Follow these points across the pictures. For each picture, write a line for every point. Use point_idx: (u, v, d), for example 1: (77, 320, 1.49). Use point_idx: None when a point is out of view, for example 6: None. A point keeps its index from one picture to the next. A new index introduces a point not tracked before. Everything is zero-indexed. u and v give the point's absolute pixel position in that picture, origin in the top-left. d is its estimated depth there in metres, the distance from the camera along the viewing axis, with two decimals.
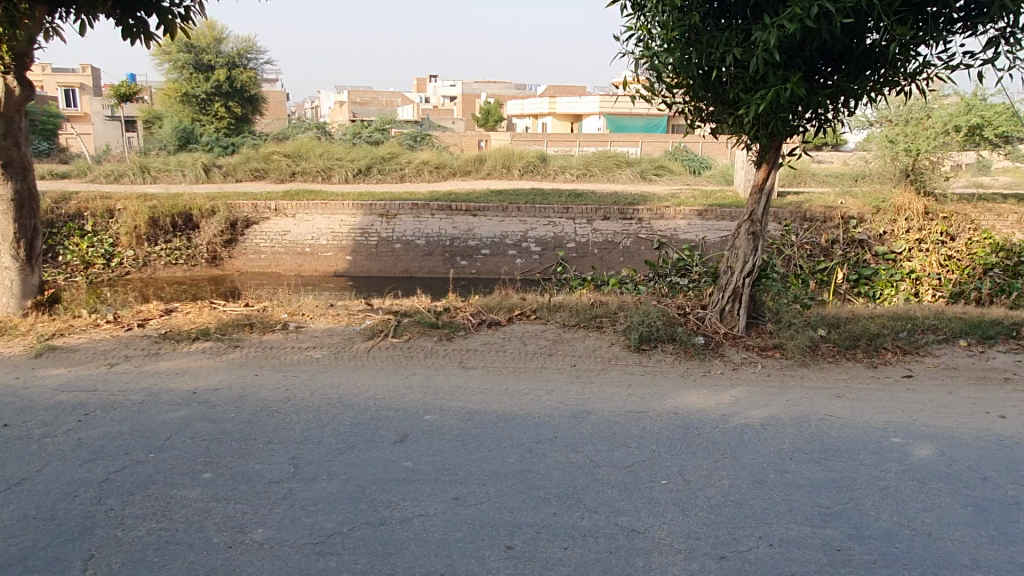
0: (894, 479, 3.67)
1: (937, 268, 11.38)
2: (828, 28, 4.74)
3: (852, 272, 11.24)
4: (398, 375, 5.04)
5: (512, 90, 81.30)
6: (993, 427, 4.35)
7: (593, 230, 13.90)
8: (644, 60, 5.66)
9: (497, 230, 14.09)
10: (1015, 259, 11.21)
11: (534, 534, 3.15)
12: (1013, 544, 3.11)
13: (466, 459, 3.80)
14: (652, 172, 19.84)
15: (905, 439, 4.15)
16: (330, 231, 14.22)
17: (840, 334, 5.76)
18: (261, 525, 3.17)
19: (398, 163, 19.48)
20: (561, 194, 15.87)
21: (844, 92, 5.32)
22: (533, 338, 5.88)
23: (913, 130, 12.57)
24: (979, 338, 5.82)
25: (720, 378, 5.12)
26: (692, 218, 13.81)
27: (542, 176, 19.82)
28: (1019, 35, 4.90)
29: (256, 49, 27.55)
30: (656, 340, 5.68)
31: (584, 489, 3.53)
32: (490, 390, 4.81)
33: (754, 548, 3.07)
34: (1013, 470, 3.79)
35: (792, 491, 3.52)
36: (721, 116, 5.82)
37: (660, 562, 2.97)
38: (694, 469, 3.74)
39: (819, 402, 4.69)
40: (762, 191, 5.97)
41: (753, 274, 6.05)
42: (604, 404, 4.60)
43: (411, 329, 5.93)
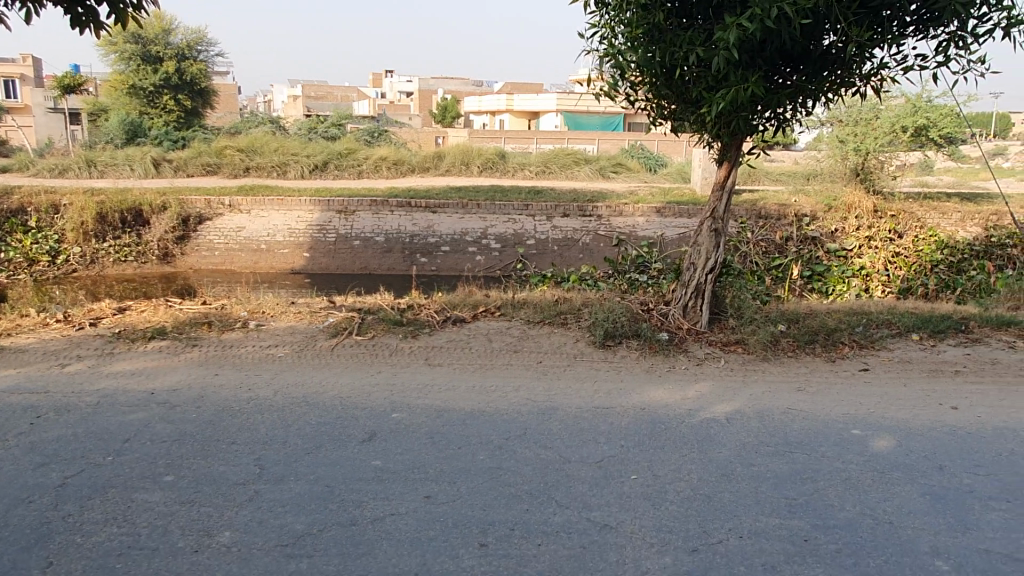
0: (855, 470, 3.76)
1: (886, 264, 11.63)
2: (787, 29, 4.83)
3: (806, 268, 11.49)
4: (363, 373, 4.97)
5: (469, 87, 80.99)
6: (946, 418, 4.49)
7: (553, 227, 13.92)
8: (608, 58, 5.72)
9: (457, 227, 14.01)
10: (958, 256, 11.78)
11: (507, 531, 3.13)
12: (970, 531, 3.22)
13: (436, 457, 3.77)
14: (610, 170, 19.97)
15: (865, 431, 4.26)
16: (287, 228, 13.99)
17: (800, 330, 5.88)
18: (227, 527, 3.09)
19: (355, 159, 19.22)
20: (519, 191, 15.88)
21: (802, 92, 5.43)
22: (498, 335, 5.86)
23: (863, 130, 13.09)
24: (930, 332, 6.01)
25: (685, 373, 5.18)
26: (650, 215, 13.91)
27: (501, 173, 19.79)
28: (969, 39, 5.06)
29: (206, 40, 26.86)
30: (621, 336, 5.73)
31: (555, 485, 3.53)
32: (457, 387, 4.78)
33: (724, 540, 3.11)
34: (967, 460, 3.92)
35: (758, 484, 3.58)
36: (683, 115, 5.89)
37: (632, 556, 2.99)
38: (663, 464, 3.77)
39: (781, 396, 4.79)
40: (723, 188, 6.07)
41: (714, 270, 6.15)
42: (571, 401, 4.61)
43: (375, 326, 5.85)
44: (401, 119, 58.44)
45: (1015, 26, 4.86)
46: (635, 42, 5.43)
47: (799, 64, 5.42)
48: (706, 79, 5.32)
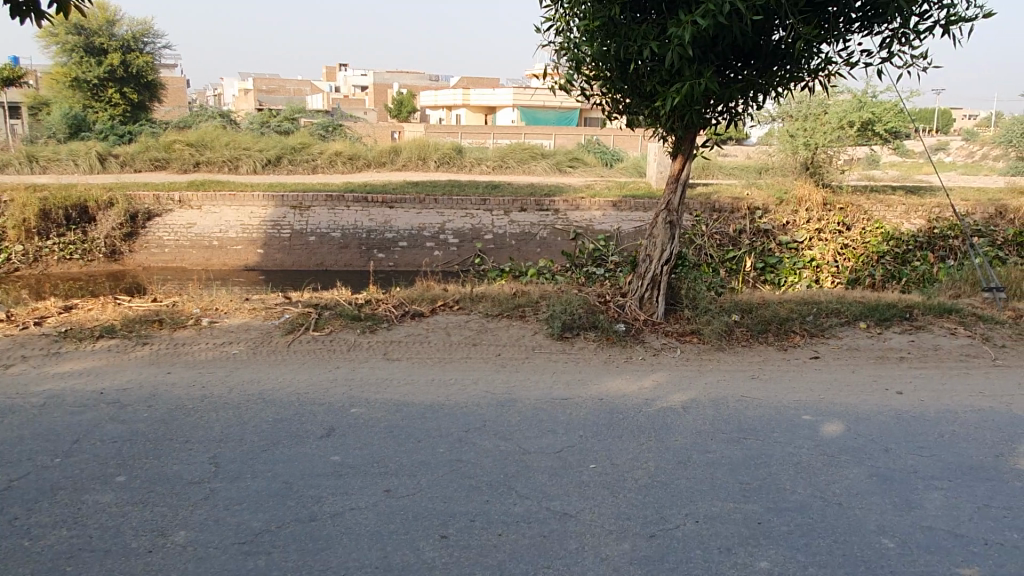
0: (807, 454, 3.87)
1: (835, 256, 11.97)
2: (739, 24, 4.92)
3: (759, 260, 11.82)
4: (322, 369, 4.92)
5: (424, 81, 80.43)
6: (892, 402, 4.65)
7: (510, 222, 13.90)
8: (564, 52, 5.76)
9: (415, 222, 13.91)
10: (903, 247, 12.16)
11: (468, 522, 3.14)
12: (914, 509, 3.35)
13: (396, 451, 3.77)
14: (567, 165, 20.03)
15: (815, 417, 4.38)
16: (240, 225, 13.74)
17: (752, 319, 6.00)
18: (182, 527, 3.04)
19: (310, 154, 18.95)
20: (477, 186, 15.85)
21: (754, 87, 5.54)
22: (457, 328, 5.86)
23: (812, 125, 13.42)
24: (877, 320, 6.20)
25: (642, 363, 5.25)
26: (607, 209, 14.01)
27: (458, 167, 19.73)
28: (911, 36, 5.23)
29: (153, 32, 26.14)
30: (578, 328, 5.78)
31: (515, 476, 3.55)
32: (417, 380, 4.78)
33: (681, 525, 3.18)
34: (912, 442, 4.06)
35: (714, 470, 3.66)
36: (639, 109, 5.96)
37: (592, 544, 3.03)
38: (621, 452, 3.82)
39: (736, 384, 4.90)
40: (677, 181, 6.16)
41: (670, 262, 6.24)
42: (530, 392, 4.64)
43: (332, 322, 5.80)
44: (355, 113, 57.69)
45: (954, 24, 5.05)
46: (590, 36, 5.47)
47: (750, 59, 5.53)
48: (660, 73, 5.39)
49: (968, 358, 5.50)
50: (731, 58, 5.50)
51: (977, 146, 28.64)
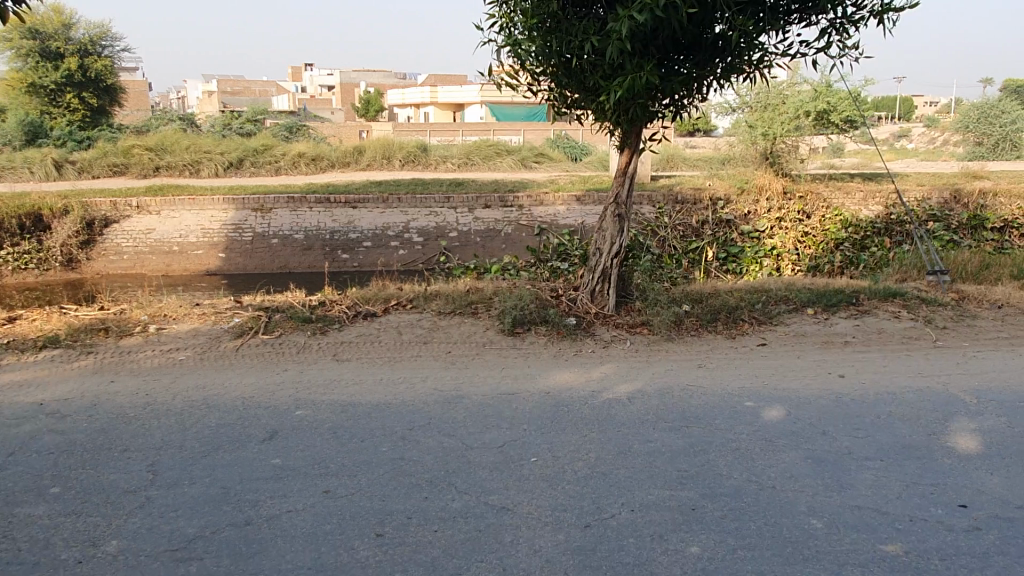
0: (745, 440, 3.94)
1: (795, 244, 12.13)
2: (677, 18, 4.97)
3: (721, 250, 11.98)
4: (268, 372, 4.90)
5: (392, 79, 79.98)
6: (833, 386, 4.75)
7: (474, 219, 13.76)
8: (507, 48, 5.76)
9: (379, 222, 13.80)
10: (862, 234, 12.28)
11: (405, 520, 3.16)
12: (845, 490, 3.42)
13: (339, 452, 3.76)
14: (533, 160, 20.03)
15: (757, 403, 4.45)
16: (200, 229, 13.60)
17: (702, 309, 6.08)
18: (114, 537, 3.02)
19: (272, 155, 18.76)
20: (441, 184, 15.70)
21: (696, 79, 5.60)
22: (409, 326, 5.86)
23: (770, 116, 13.60)
24: (823, 306, 6.32)
25: (592, 356, 5.30)
26: (571, 203, 13.71)
27: (423, 166, 19.62)
28: (848, 26, 5.32)
29: (111, 35, 25.68)
30: (529, 323, 5.80)
31: (456, 472, 3.57)
32: (365, 380, 4.78)
33: (616, 514, 3.21)
34: (849, 424, 4.15)
35: (654, 459, 3.71)
36: (585, 104, 5.99)
37: (527, 536, 3.06)
38: (563, 445, 3.86)
39: (681, 373, 4.96)
40: (626, 174, 6.21)
41: (620, 254, 6.30)
42: (478, 388, 4.66)
43: (283, 324, 5.78)
44: (321, 112, 57.27)
45: (888, 13, 5.15)
46: (533, 32, 5.48)
47: (691, 52, 5.59)
48: (602, 68, 5.43)
49: (910, 340, 5.63)
50: (672, 52, 5.55)
51: (938, 132, 29.20)
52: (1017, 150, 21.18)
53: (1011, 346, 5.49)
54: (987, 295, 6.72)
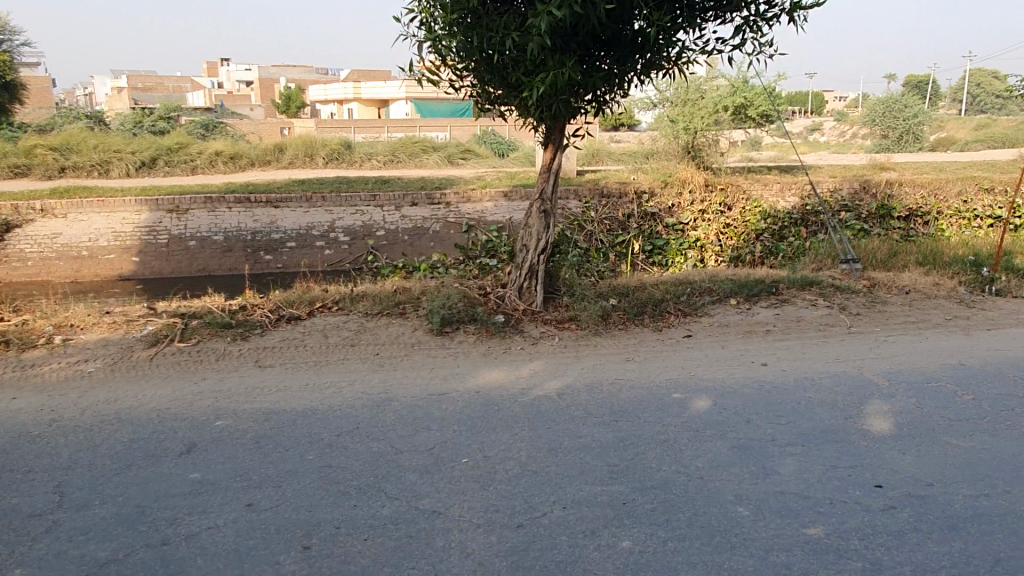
0: (673, 432, 3.99)
1: (717, 235, 12.48)
2: (595, 15, 5.01)
3: (647, 242, 12.03)
4: (186, 382, 4.69)
5: (314, 74, 78.29)
6: (757, 374, 4.88)
7: (401, 217, 13.42)
8: (428, 44, 5.68)
9: (302, 221, 13.42)
10: (780, 224, 12.68)
11: (333, 530, 3.07)
12: (770, 477, 3.51)
13: (262, 462, 3.62)
14: (459, 157, 19.92)
15: (684, 394, 4.53)
16: (111, 232, 12.99)
17: (629, 302, 6.17)
18: (17, 566, 2.82)
19: (188, 154, 18.06)
20: (366, 182, 15.46)
21: (617, 75, 5.66)
22: (335, 329, 5.71)
23: (690, 111, 13.95)
24: (745, 296, 6.50)
25: (521, 353, 5.29)
26: (498, 199, 13.59)
27: (347, 163, 19.25)
28: (762, 24, 5.47)
29: (8, 28, 24.18)
30: (457, 322, 5.74)
31: (386, 477, 3.50)
32: (289, 387, 4.63)
33: (548, 513, 3.21)
34: (772, 412, 4.27)
35: (584, 455, 3.72)
36: (508, 100, 5.97)
37: (459, 539, 3.01)
38: (494, 444, 3.83)
39: (610, 367, 5.00)
40: (550, 170, 6.23)
41: (546, 251, 6.31)
42: (407, 390, 4.58)
43: (201, 331, 5.55)
44: (240, 108, 55.53)
45: (798, 11, 5.32)
46: (453, 28, 5.43)
47: (612, 48, 5.64)
48: (524, 64, 5.42)
49: (826, 327, 5.85)
50: (593, 48, 5.59)
51: (847, 126, 30.55)
52: (919, 142, 22.36)
53: (918, 330, 5.77)
54: (895, 282, 7.04)
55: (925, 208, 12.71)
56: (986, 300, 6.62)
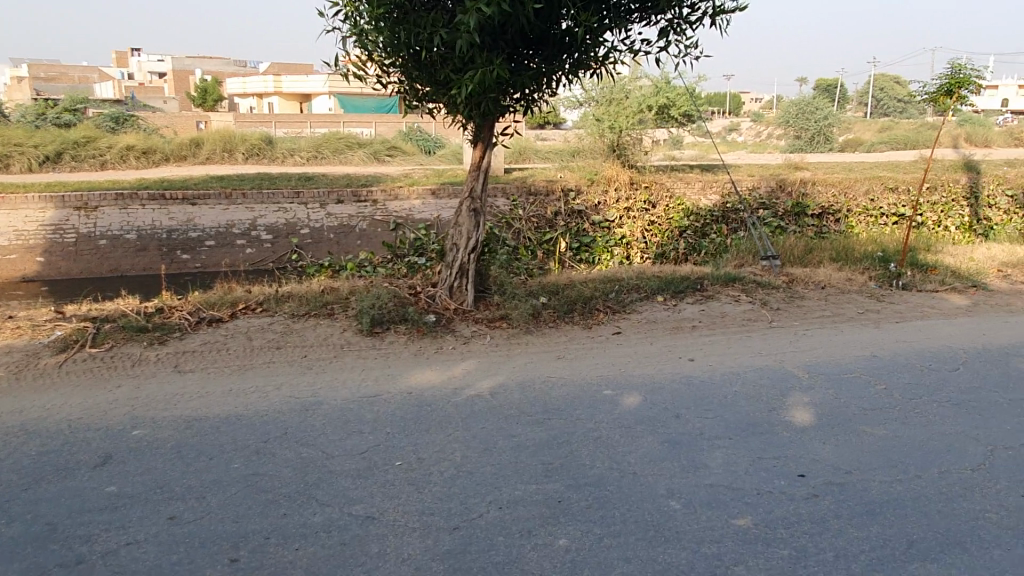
0: (605, 429, 4.04)
1: (643, 233, 12.70)
2: (523, 13, 5.01)
3: (574, 240, 12.23)
4: (99, 390, 4.44)
5: (231, 66, 75.78)
6: (685, 369, 4.99)
7: (327, 215, 12.98)
8: (353, 38, 5.55)
9: (222, 219, 12.86)
10: (702, 222, 12.99)
11: (262, 541, 2.96)
12: (700, 470, 3.59)
13: (184, 472, 3.47)
14: (386, 154, 19.65)
15: (615, 391, 4.59)
16: (13, 231, 12.25)
17: (559, 300, 6.21)
18: None
19: (97, 148, 17.20)
20: (289, 179, 15.08)
21: (545, 74, 5.68)
22: (260, 332, 5.52)
23: (615, 110, 14.17)
24: (671, 293, 6.64)
25: (453, 353, 5.25)
26: (426, 197, 13.25)
27: (269, 159, 18.71)
28: (685, 27, 5.59)
29: None
30: (388, 323, 5.65)
31: (316, 483, 3.40)
32: (212, 392, 4.45)
33: (484, 513, 3.19)
34: (700, 406, 4.38)
35: (518, 454, 3.72)
36: (437, 98, 5.90)
37: (395, 544, 2.96)
38: (428, 445, 3.79)
39: (542, 365, 5.03)
40: (479, 168, 6.20)
41: (476, 249, 6.29)
42: (337, 393, 4.48)
43: (115, 335, 5.27)
44: (152, 100, 53.19)
45: (720, 15, 5.47)
46: (380, 23, 5.32)
47: (539, 47, 5.65)
48: (453, 61, 5.37)
49: (749, 322, 6.05)
50: (521, 46, 5.59)
51: (763, 127, 31.72)
52: (830, 143, 23.40)
53: (834, 323, 6.03)
54: (812, 277, 7.34)
55: (836, 206, 13.24)
56: (895, 293, 6.97)
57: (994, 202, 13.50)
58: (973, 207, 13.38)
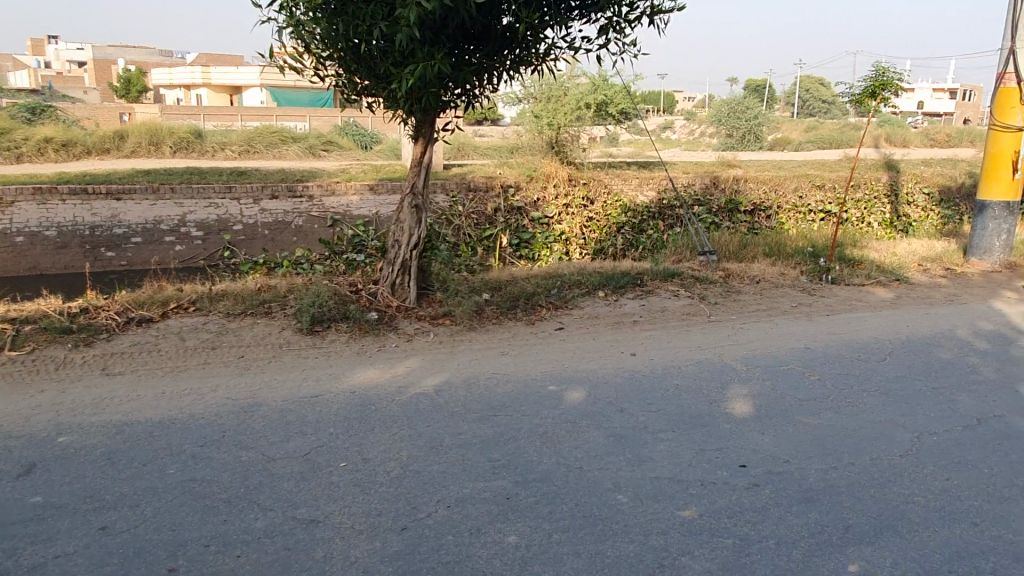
0: (551, 424, 4.05)
1: (581, 229, 12.83)
2: (464, 8, 4.97)
3: (514, 237, 12.29)
4: (21, 395, 4.20)
5: (156, 57, 72.95)
6: (627, 364, 5.06)
7: (260, 211, 12.59)
8: (289, 29, 5.41)
9: (149, 215, 12.35)
10: (639, 218, 13.18)
11: (201, 548, 2.86)
12: (644, 463, 3.64)
13: (116, 480, 3.32)
14: (321, 148, 19.26)
15: (560, 386, 4.62)
16: None
17: (502, 297, 6.22)
18: None
19: (11, 140, 16.31)
20: (220, 173, 14.62)
21: (487, 70, 5.65)
22: (193, 332, 5.33)
23: (553, 108, 14.28)
24: (612, 288, 6.73)
25: (396, 351, 5.18)
26: (364, 193, 12.91)
27: (198, 153, 18.08)
28: (625, 25, 5.65)
29: None
30: (328, 321, 5.54)
31: (258, 488, 3.30)
32: (143, 395, 4.27)
33: (432, 512, 3.15)
34: (643, 399, 4.45)
35: (465, 451, 3.69)
36: (376, 91, 5.80)
37: (341, 548, 2.90)
38: (373, 445, 3.73)
39: (487, 362, 5.01)
40: (421, 164, 6.14)
41: (418, 246, 6.23)
42: (278, 393, 4.36)
43: (36, 338, 5.00)
44: (71, 90, 50.70)
45: (658, 15, 5.55)
46: (317, 13, 5.20)
47: (480, 42, 5.62)
48: (393, 55, 5.29)
49: (688, 316, 6.17)
50: (462, 41, 5.54)
51: (696, 125, 32.45)
52: (760, 142, 24.11)
53: (769, 317, 6.20)
54: (747, 272, 7.54)
55: (767, 203, 13.63)
56: (824, 287, 7.23)
57: (913, 199, 14.13)
58: (894, 205, 13.99)
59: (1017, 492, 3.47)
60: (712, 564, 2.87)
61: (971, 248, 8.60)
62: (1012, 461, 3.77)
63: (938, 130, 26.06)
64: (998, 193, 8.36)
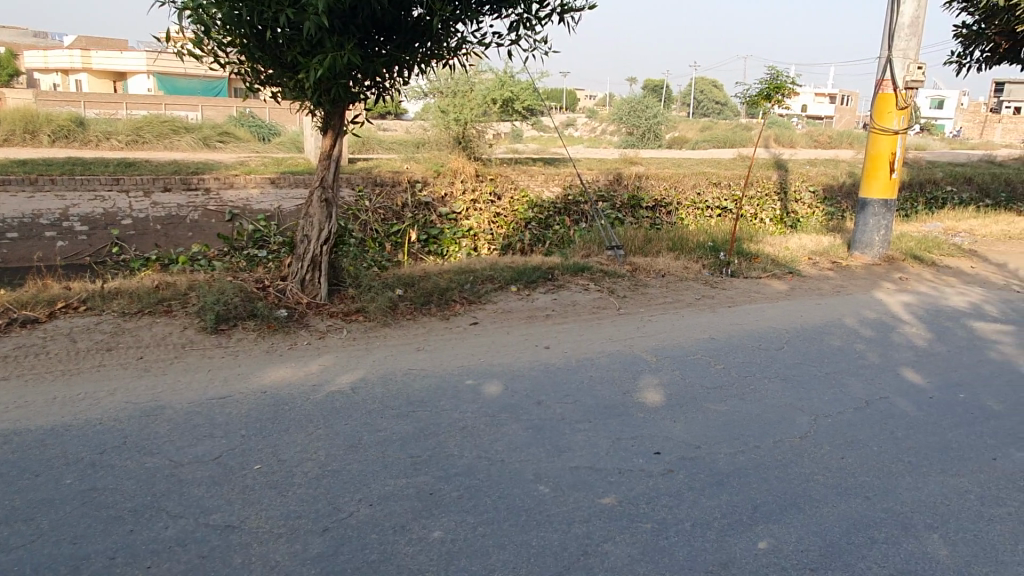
0: (471, 418, 4.06)
1: (489, 224, 12.85)
2: None
3: (422, 232, 12.11)
4: None
5: (27, 38, 67.75)
6: (542, 357, 5.12)
7: (152, 204, 11.87)
8: (186, 12, 5.13)
9: (25, 209, 11.35)
10: (545, 213, 13.26)
11: (107, 561, 2.69)
12: (564, 454, 3.70)
13: (5, 493, 3.07)
14: (216, 140, 18.42)
15: (477, 380, 4.63)
16: None
17: (415, 292, 6.15)
18: None
19: None
20: (106, 164, 13.79)
21: (398, 62, 5.57)
22: (86, 333, 5.01)
23: (460, 102, 14.25)
24: (524, 283, 6.78)
25: (308, 348, 5.05)
26: (264, 186, 12.69)
27: (80, 143, 16.90)
28: (535, 21, 5.70)
29: None
30: (234, 319, 5.32)
31: (166, 494, 3.14)
32: (32, 402, 3.97)
33: (354, 512, 3.09)
34: (559, 391, 4.52)
35: (385, 448, 3.64)
36: (282, 81, 5.60)
37: (259, 553, 2.80)
38: (288, 446, 3.61)
39: (403, 357, 4.96)
40: (331, 158, 5.99)
41: (329, 241, 6.08)
42: (182, 396, 4.15)
43: None
44: None
45: (567, 13, 5.63)
46: None
47: (391, 33, 5.51)
48: (300, 43, 5.12)
49: (599, 309, 6.31)
50: (372, 31, 5.42)
51: (598, 124, 33.17)
52: (658, 140, 24.87)
53: (676, 309, 6.43)
54: (652, 266, 7.77)
55: (667, 199, 14.09)
56: (725, 280, 7.55)
57: (800, 197, 14.97)
58: (783, 202, 14.78)
59: (902, 466, 3.75)
60: (633, 549, 2.95)
61: (854, 242, 9.19)
62: (897, 438, 4.07)
63: (821, 132, 27.74)
64: (878, 191, 8.96)
